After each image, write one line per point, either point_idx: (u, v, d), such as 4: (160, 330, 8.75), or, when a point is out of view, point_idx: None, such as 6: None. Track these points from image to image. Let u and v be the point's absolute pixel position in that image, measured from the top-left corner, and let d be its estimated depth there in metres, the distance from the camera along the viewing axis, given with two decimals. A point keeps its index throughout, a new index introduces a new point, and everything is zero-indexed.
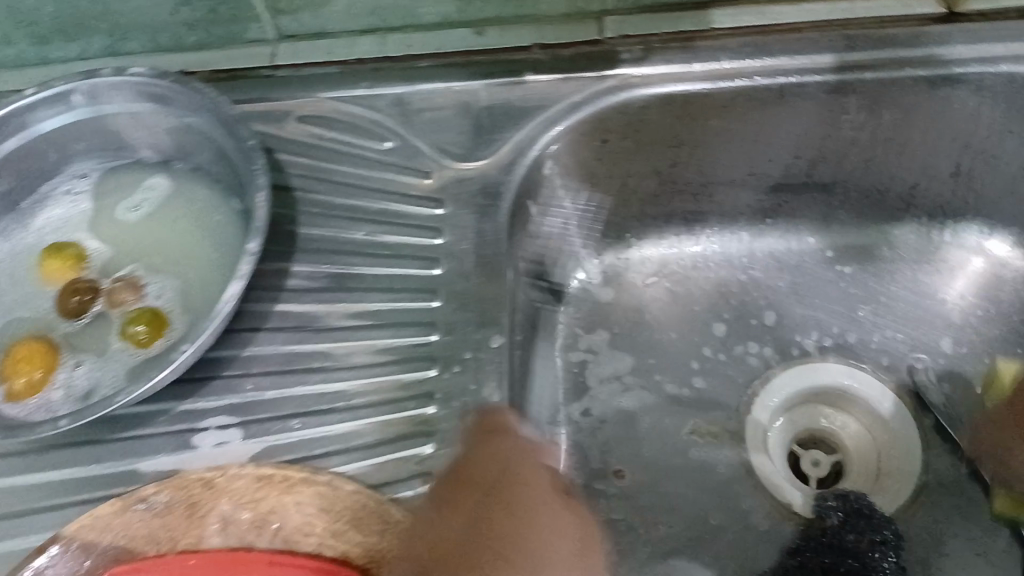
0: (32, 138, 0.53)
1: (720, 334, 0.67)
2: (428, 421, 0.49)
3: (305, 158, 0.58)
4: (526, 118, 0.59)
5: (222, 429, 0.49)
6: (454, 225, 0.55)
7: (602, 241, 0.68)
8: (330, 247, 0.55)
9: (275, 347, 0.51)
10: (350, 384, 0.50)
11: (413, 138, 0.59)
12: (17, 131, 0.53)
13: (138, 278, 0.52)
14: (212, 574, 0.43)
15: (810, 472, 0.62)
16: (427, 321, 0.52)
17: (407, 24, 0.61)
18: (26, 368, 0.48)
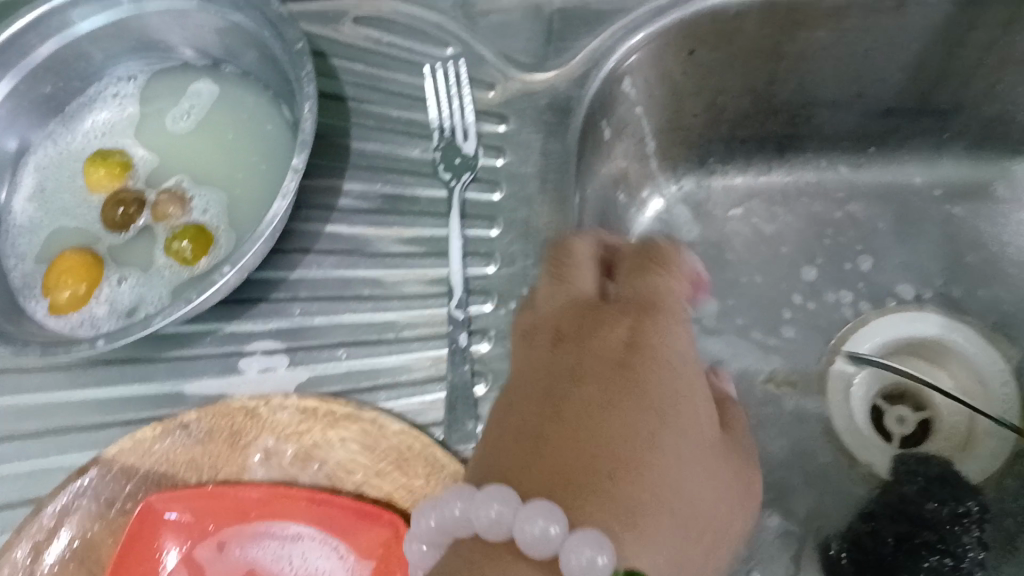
0: (77, 35, 0.50)
1: (810, 278, 0.61)
2: (480, 360, 0.45)
3: (360, 64, 0.53)
4: (604, 23, 0.52)
5: (267, 354, 0.47)
6: (518, 144, 0.50)
7: (681, 164, 0.62)
8: (386, 163, 0.51)
9: (322, 271, 0.48)
10: (400, 313, 0.47)
11: (476, 43, 0.53)
12: (52, 36, 0.49)
13: (184, 190, 0.49)
14: (228, 510, 0.42)
15: (895, 429, 0.56)
16: (485, 251, 0.48)
17: None
18: (71, 280, 0.46)
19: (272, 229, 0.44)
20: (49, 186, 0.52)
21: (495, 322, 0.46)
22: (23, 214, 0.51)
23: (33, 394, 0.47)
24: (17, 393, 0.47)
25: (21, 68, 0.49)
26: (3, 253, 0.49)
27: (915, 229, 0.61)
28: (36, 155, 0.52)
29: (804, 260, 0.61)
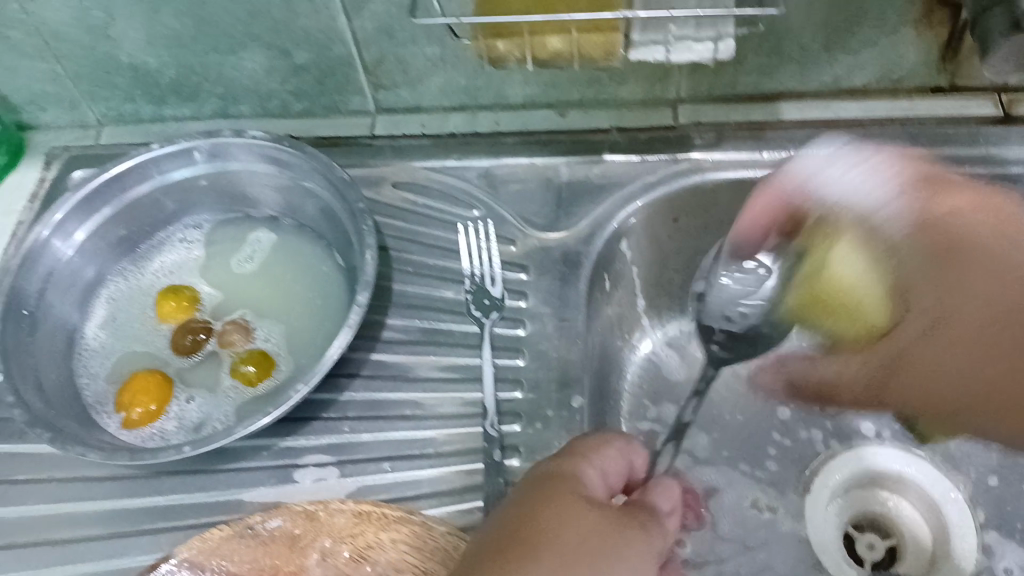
0: (165, 184, 0.59)
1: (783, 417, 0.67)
2: (511, 472, 0.51)
3: (400, 221, 0.63)
4: (605, 193, 0.63)
5: (320, 466, 0.52)
6: (537, 289, 0.59)
7: (663, 312, 0.70)
8: (424, 303, 0.59)
9: (369, 393, 0.55)
10: (439, 431, 0.53)
11: (500, 207, 0.63)
12: (148, 179, 0.58)
13: (247, 322, 0.56)
14: None
15: (866, 555, 0.61)
16: (513, 378, 0.55)
17: (496, 104, 0.67)
18: (143, 399, 0.52)
19: (333, 359, 0.51)
20: (120, 314, 0.58)
21: (522, 439, 0.53)
22: (95, 339, 0.57)
23: (101, 500, 0.53)
24: (87, 498, 0.53)
25: (116, 203, 0.58)
26: (77, 372, 0.55)
27: None
28: (108, 288, 0.59)
29: None
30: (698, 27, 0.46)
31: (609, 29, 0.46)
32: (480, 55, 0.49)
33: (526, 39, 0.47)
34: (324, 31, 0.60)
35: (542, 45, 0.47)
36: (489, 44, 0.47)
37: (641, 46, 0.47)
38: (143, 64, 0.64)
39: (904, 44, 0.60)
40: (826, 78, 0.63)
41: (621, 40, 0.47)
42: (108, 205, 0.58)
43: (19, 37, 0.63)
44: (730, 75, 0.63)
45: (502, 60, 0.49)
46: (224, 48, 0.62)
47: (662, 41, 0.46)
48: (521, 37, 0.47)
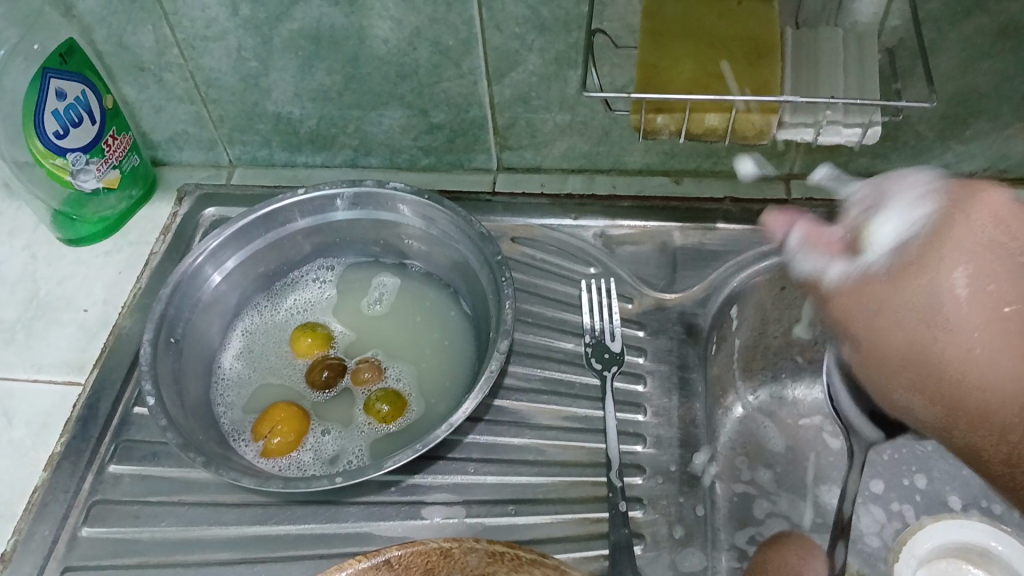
0: (316, 225, 0.63)
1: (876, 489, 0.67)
2: (635, 523, 0.53)
3: (521, 274, 0.66)
4: (718, 261, 0.65)
5: (447, 505, 0.54)
6: (655, 347, 0.61)
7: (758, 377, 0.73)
8: (542, 354, 0.61)
9: (491, 437, 0.57)
10: (562, 478, 0.55)
11: (616, 267, 0.66)
12: (299, 219, 0.62)
13: (380, 361, 0.59)
14: None
15: None
16: (633, 432, 0.57)
17: (614, 168, 0.70)
18: (283, 430, 0.54)
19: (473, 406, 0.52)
20: (255, 347, 0.61)
21: (644, 491, 0.54)
22: (231, 369, 0.59)
23: (232, 526, 0.54)
24: (219, 522, 0.54)
25: (267, 238, 0.62)
26: (214, 401, 0.57)
27: None
28: (244, 320, 0.62)
29: None
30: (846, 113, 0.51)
31: (767, 110, 0.50)
32: (635, 127, 0.54)
33: (685, 114, 0.51)
34: (465, 96, 0.65)
35: (700, 121, 0.51)
36: (650, 117, 0.51)
37: (790, 127, 0.51)
38: (287, 113, 0.69)
39: (1012, 138, 0.63)
40: (937, 164, 0.66)
41: (775, 121, 0.51)
42: (260, 239, 0.61)
43: (175, 80, 0.67)
44: (846, 154, 0.65)
45: (655, 132, 0.53)
46: (368, 104, 0.67)
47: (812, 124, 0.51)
48: (680, 112, 0.51)
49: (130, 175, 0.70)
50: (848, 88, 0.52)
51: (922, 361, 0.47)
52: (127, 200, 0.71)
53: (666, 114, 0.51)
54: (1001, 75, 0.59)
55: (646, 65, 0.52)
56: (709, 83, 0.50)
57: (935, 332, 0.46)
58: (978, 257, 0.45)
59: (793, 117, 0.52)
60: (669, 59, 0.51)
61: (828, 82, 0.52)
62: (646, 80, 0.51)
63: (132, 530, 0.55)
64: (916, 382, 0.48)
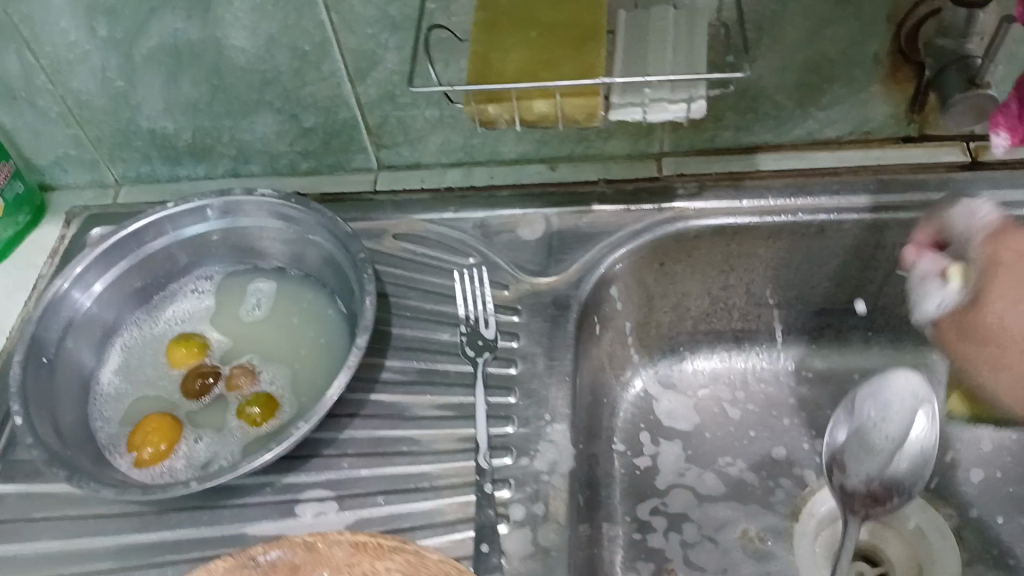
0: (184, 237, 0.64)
1: (779, 455, 0.71)
2: (502, 503, 0.53)
3: (401, 270, 0.66)
4: (592, 241, 0.66)
5: (320, 500, 0.55)
6: (529, 331, 0.62)
7: (655, 351, 0.75)
8: (419, 346, 0.62)
9: (367, 431, 0.58)
10: (434, 466, 0.56)
11: (494, 255, 0.66)
12: (168, 232, 0.63)
13: (254, 366, 0.60)
14: None
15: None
16: (505, 414, 0.57)
17: (492, 159, 0.71)
18: (154, 440, 0.55)
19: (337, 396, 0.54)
20: (133, 360, 0.62)
21: (514, 471, 0.55)
22: (110, 384, 0.60)
23: (112, 536, 0.55)
24: (98, 534, 0.55)
25: (134, 256, 0.63)
26: (91, 416, 0.58)
27: None
28: (123, 336, 0.63)
29: (766, 443, 0.73)
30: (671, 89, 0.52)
31: (591, 92, 0.51)
32: (472, 118, 0.54)
33: (514, 103, 0.52)
34: (332, 98, 0.66)
35: (530, 108, 0.52)
36: (481, 107, 0.52)
37: (620, 107, 0.52)
38: (162, 128, 0.70)
39: (869, 100, 0.64)
40: (802, 132, 0.67)
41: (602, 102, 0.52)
42: (126, 259, 0.63)
43: (47, 104, 0.68)
44: (710, 131, 0.67)
45: (492, 122, 0.54)
46: (240, 112, 0.68)
47: (640, 103, 0.52)
48: (509, 101, 0.52)
49: (15, 202, 0.71)
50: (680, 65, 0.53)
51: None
52: (15, 226, 0.72)
53: (495, 103, 0.52)
54: (848, 40, 0.59)
55: (476, 55, 0.52)
56: (533, 70, 0.51)
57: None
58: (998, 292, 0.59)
59: (622, 97, 0.53)
60: (498, 49, 0.52)
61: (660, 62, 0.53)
62: (478, 70, 0.52)
63: (13, 547, 0.55)
64: (1001, 361, 0.60)
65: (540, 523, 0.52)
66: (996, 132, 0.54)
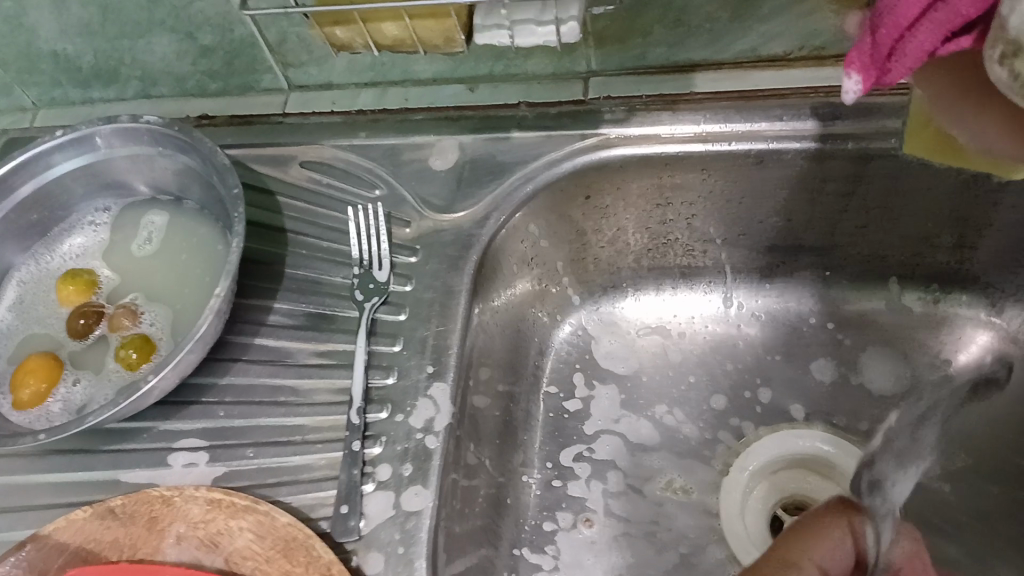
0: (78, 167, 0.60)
1: (717, 406, 0.67)
2: (369, 461, 0.51)
3: (302, 201, 0.62)
4: (504, 174, 0.60)
5: (193, 450, 0.54)
6: (424, 274, 0.57)
7: (594, 287, 0.71)
8: (310, 286, 0.58)
9: (248, 378, 0.56)
10: (308, 419, 0.53)
11: (400, 187, 0.61)
12: (57, 163, 0.59)
13: (137, 306, 0.58)
14: None
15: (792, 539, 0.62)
16: (386, 364, 0.54)
17: (406, 79, 0.64)
18: (32, 381, 0.54)
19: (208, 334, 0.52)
20: (26, 296, 0.60)
21: (387, 427, 0.52)
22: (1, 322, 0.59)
23: None
24: None
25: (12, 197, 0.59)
26: None
27: (800, 349, 0.68)
28: (20, 272, 0.61)
29: (706, 390, 0.68)
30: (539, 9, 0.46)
31: (443, 14, 0.45)
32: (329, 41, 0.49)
33: (361, 26, 0.47)
34: (224, 15, 0.60)
35: (379, 31, 0.47)
36: (328, 30, 0.47)
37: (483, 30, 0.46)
38: (62, 50, 0.65)
39: (811, 11, 0.55)
40: (744, 47, 0.58)
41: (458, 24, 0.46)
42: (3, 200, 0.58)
43: None
44: (639, 47, 0.59)
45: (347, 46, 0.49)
46: (133, 32, 0.62)
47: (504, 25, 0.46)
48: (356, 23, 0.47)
49: None
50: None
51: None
52: None
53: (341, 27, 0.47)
54: None
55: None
56: None
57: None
58: None
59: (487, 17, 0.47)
60: None
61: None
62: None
63: None
64: None
65: (403, 484, 0.50)
66: (844, 72, 0.39)
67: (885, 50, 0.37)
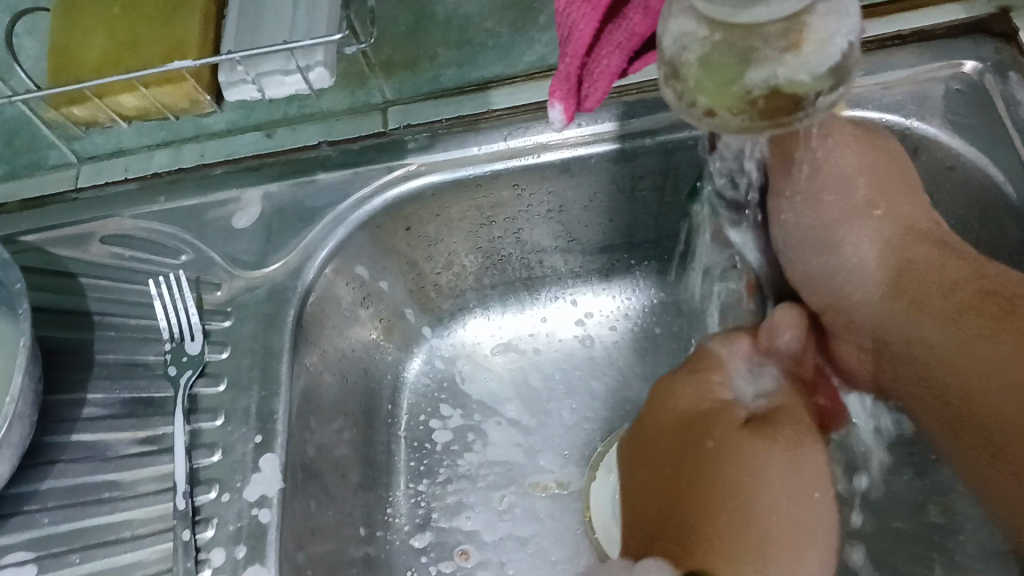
0: None
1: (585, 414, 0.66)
2: (203, 546, 0.48)
3: (106, 279, 0.59)
4: (314, 219, 0.58)
5: (19, 564, 0.49)
6: (239, 339, 0.55)
7: (441, 310, 0.69)
8: (123, 371, 0.55)
9: (67, 479, 0.52)
10: (135, 512, 0.51)
11: (206, 248, 0.58)
12: None
13: None
14: None
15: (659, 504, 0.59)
16: (209, 442, 0.51)
17: (199, 133, 0.62)
18: None
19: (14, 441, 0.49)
20: None
21: (216, 508, 0.49)
22: None
23: None
24: None
25: None
26: None
27: (650, 341, 0.68)
28: None
29: (567, 401, 0.67)
30: (283, 61, 0.47)
31: (177, 78, 0.47)
32: (81, 116, 0.51)
33: (99, 102, 0.49)
34: None
35: (118, 104, 0.49)
36: (67, 110, 0.49)
37: (231, 86, 0.48)
38: None
39: None
40: (532, 58, 0.58)
41: (195, 86, 0.48)
42: None
43: None
44: (429, 70, 0.58)
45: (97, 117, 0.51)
46: None
47: (248, 79, 0.48)
48: (92, 100, 0.49)
49: None
50: (291, 29, 0.46)
51: (705, 492, 0.45)
52: None
53: (78, 105, 0.49)
54: None
55: (57, 47, 0.49)
56: (109, 65, 0.48)
57: (834, 264, 0.50)
58: (783, 469, 0.45)
59: (233, 73, 0.48)
60: (79, 35, 0.49)
61: (271, 30, 0.47)
62: (57, 66, 0.49)
63: None
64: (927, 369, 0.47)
65: (239, 566, 0.47)
66: (550, 104, 0.43)
67: (575, 82, 0.43)
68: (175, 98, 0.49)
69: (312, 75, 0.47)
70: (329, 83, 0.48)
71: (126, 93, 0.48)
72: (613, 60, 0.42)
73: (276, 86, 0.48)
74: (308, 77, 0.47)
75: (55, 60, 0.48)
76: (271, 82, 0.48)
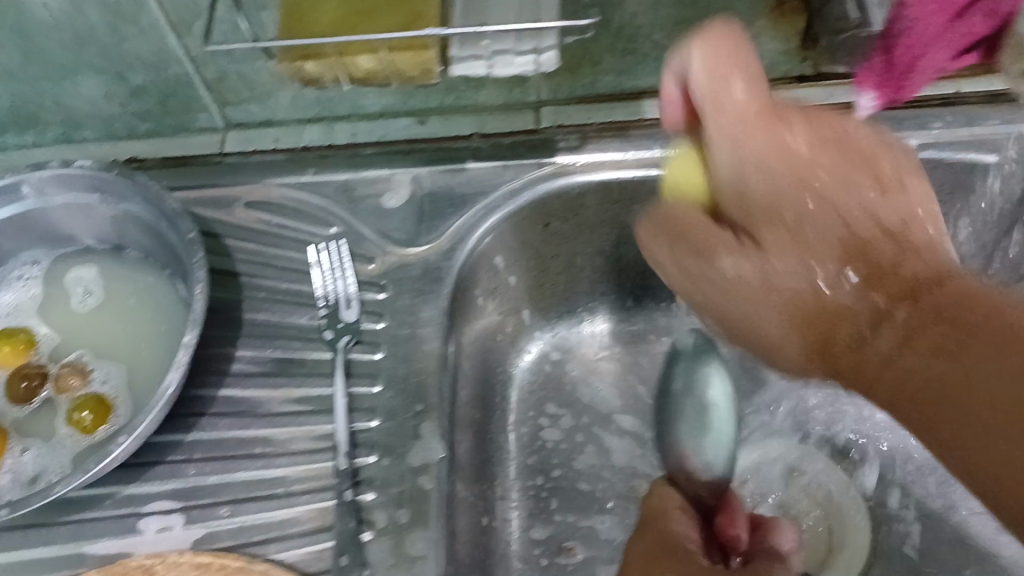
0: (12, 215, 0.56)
1: None
2: (365, 507, 0.49)
3: (253, 244, 0.60)
4: (466, 205, 0.60)
5: (164, 513, 0.50)
6: (394, 311, 0.56)
7: (552, 313, 0.70)
8: (273, 332, 0.56)
9: (217, 432, 0.52)
10: (289, 469, 0.51)
11: (358, 223, 0.60)
12: None
13: (86, 364, 0.54)
14: None
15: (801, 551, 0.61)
16: (368, 406, 0.52)
17: (353, 113, 0.64)
18: None
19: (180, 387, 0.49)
20: None
21: (378, 471, 0.50)
22: None
23: None
24: None
25: None
26: None
27: None
28: None
29: None
30: (517, 40, 0.52)
31: (421, 44, 0.51)
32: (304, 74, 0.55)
33: (338, 60, 0.52)
34: (158, 53, 0.57)
35: (355, 64, 0.53)
36: (302, 65, 0.53)
37: (460, 59, 0.53)
38: None
39: (756, 36, 0.58)
40: None
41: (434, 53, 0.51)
42: None
43: None
44: (588, 76, 0.61)
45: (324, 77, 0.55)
46: (57, 76, 0.58)
47: (480, 53, 0.53)
48: (331, 57, 0.52)
49: None
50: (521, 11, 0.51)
51: None
52: None
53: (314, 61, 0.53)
54: None
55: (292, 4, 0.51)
56: (350, 24, 0.51)
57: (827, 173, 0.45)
58: None
59: (463, 46, 0.53)
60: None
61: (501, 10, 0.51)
62: (292, 21, 0.51)
63: None
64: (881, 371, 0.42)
65: (403, 527, 0.48)
66: (863, 90, 0.53)
67: (889, 76, 0.51)
68: (410, 65, 0.53)
69: (543, 56, 0.53)
70: (553, 65, 0.54)
71: (365, 54, 0.51)
72: (941, 55, 0.47)
73: (504, 63, 0.53)
74: (543, 56, 0.53)
75: (290, 21, 0.52)
76: (504, 62, 0.53)
